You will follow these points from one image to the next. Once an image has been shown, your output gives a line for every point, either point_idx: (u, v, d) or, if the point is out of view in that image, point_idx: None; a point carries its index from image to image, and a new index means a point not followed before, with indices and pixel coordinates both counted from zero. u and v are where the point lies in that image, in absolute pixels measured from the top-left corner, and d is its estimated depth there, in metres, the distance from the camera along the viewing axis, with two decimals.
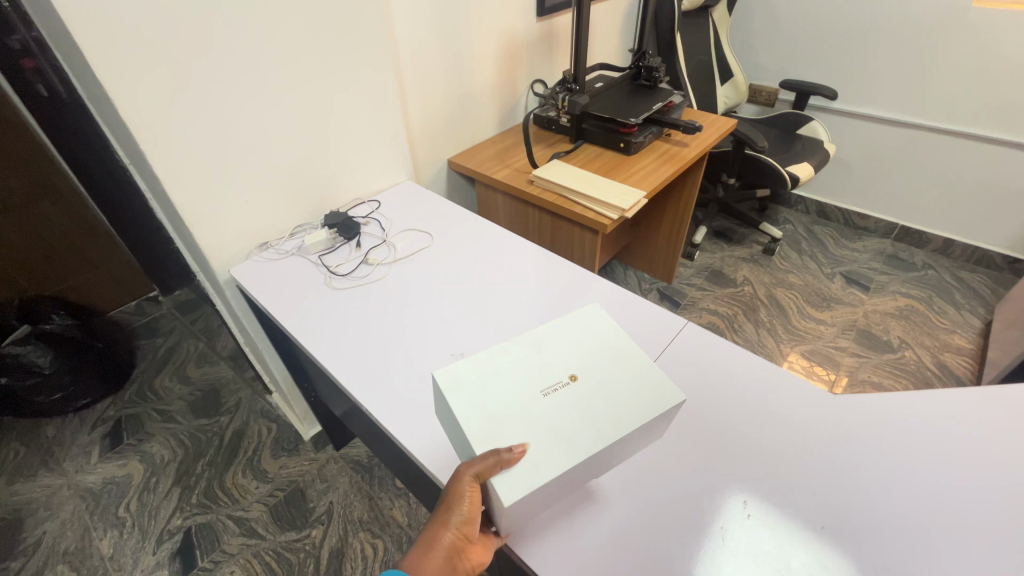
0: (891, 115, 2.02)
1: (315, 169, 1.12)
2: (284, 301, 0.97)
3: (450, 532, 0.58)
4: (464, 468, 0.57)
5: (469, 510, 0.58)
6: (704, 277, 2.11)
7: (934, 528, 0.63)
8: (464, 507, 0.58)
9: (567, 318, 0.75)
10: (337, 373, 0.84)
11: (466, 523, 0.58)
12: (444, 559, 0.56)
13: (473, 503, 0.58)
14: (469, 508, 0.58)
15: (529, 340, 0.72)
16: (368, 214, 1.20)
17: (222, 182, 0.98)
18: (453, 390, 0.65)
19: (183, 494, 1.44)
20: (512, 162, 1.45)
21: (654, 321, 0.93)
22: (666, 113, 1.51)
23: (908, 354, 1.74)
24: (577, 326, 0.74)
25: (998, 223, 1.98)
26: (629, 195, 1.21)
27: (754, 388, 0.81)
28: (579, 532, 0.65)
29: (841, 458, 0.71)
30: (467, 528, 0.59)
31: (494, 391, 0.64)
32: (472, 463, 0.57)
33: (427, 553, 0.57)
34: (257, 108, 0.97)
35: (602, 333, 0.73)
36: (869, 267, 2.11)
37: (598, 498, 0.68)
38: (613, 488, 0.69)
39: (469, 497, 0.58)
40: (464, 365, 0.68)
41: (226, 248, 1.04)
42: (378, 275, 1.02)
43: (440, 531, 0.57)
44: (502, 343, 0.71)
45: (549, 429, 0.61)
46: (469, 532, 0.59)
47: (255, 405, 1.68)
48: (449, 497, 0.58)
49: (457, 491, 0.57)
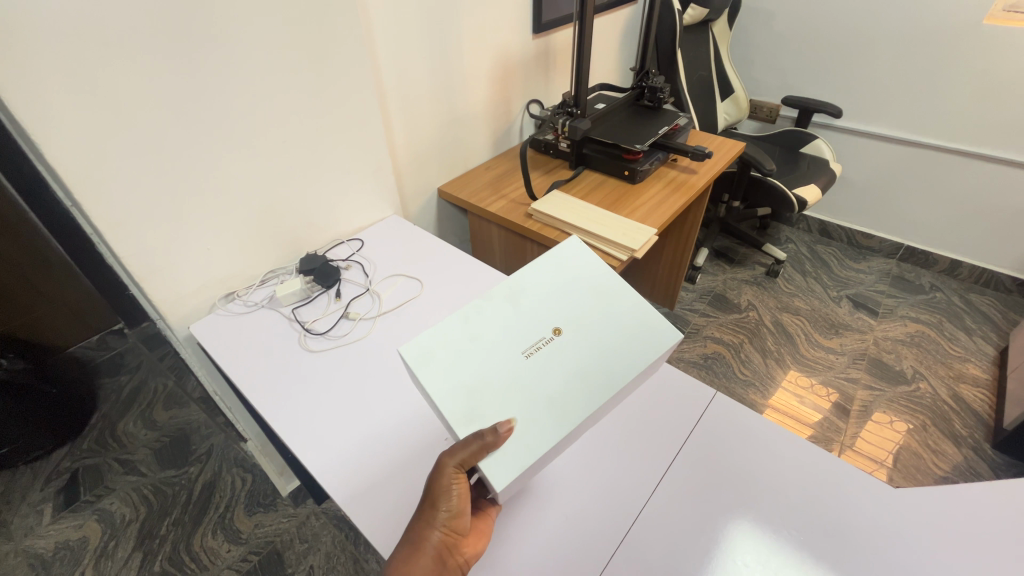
0: (896, 133, 1.95)
1: (289, 209, 1.01)
2: (250, 364, 0.84)
3: (438, 528, 0.56)
4: (446, 460, 0.55)
5: (457, 503, 0.57)
6: (707, 302, 2.02)
7: (942, 534, 0.62)
8: (451, 501, 0.57)
9: (547, 257, 0.73)
10: (305, 454, 0.71)
11: (454, 517, 0.56)
12: (433, 558, 0.54)
13: (460, 494, 0.57)
14: (458, 501, 0.57)
15: (506, 293, 0.69)
16: (348, 257, 1.08)
17: (179, 229, 0.86)
18: (422, 361, 0.61)
19: (145, 561, 1.29)
20: (508, 192, 1.34)
21: (682, 380, 0.82)
22: (673, 136, 1.41)
23: (923, 387, 1.66)
24: (558, 270, 0.72)
25: (1007, 244, 1.91)
26: (638, 233, 1.11)
27: (801, 472, 0.69)
28: (544, 526, 0.65)
29: (843, 464, 0.69)
30: (457, 522, 0.57)
31: (470, 358, 0.62)
32: (454, 453, 0.55)
33: (413, 554, 0.54)
34: (218, 146, 0.85)
35: (583, 275, 0.71)
36: (875, 290, 2.04)
37: (567, 500, 0.68)
38: (592, 494, 0.68)
39: (456, 488, 0.57)
40: (432, 334, 0.64)
41: (183, 302, 0.92)
42: (360, 333, 0.90)
43: (426, 530, 0.56)
44: (476, 302, 0.68)
45: (537, 394, 0.59)
46: (457, 526, 0.57)
47: (229, 453, 1.54)
48: (436, 493, 0.57)
49: (444, 483, 0.56)
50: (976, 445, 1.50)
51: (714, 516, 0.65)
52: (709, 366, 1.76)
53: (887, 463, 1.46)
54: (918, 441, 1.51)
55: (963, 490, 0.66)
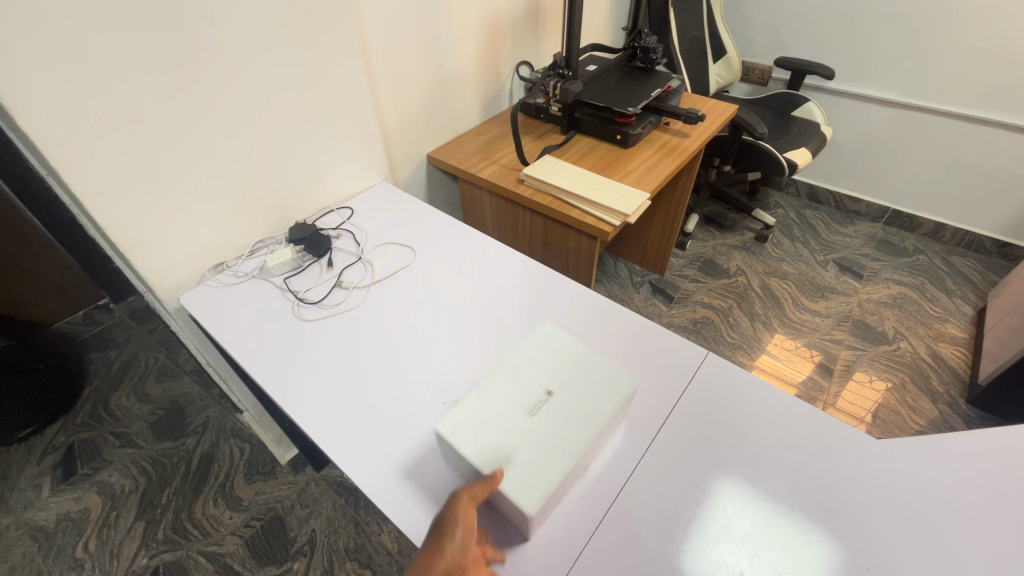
0: (889, 95, 1.94)
1: (276, 176, 0.98)
2: (245, 333, 0.84)
3: (444, 560, 0.52)
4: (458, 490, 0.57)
5: (463, 534, 0.55)
6: (697, 268, 2.04)
7: (920, 484, 0.64)
8: (458, 531, 0.55)
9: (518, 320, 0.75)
10: (306, 425, 0.72)
11: (462, 547, 0.54)
12: None
13: (467, 530, 0.55)
14: (463, 533, 0.55)
15: (497, 372, 0.69)
16: (338, 225, 1.07)
17: (163, 195, 0.83)
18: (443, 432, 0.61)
19: (148, 530, 1.33)
20: (499, 157, 1.32)
21: (676, 342, 0.83)
22: (665, 99, 1.39)
23: (904, 346, 1.72)
24: (533, 342, 0.73)
25: (992, 206, 1.94)
26: (632, 198, 1.11)
27: (787, 426, 0.71)
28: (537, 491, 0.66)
29: (831, 420, 0.71)
30: (463, 555, 0.53)
31: (483, 426, 0.63)
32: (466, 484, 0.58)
33: None
34: (202, 111, 0.82)
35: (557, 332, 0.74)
36: (861, 254, 2.07)
37: None
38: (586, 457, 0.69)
39: (464, 520, 0.56)
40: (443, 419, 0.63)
41: (172, 273, 0.90)
42: (354, 301, 0.89)
43: (434, 556, 0.52)
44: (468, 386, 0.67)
45: None
46: (463, 563, 0.53)
47: (225, 424, 1.55)
48: (443, 523, 0.55)
49: (451, 514, 0.56)
50: (951, 400, 1.56)
51: (705, 476, 0.66)
52: (699, 331, 1.79)
53: (866, 419, 1.52)
54: (897, 398, 1.57)
55: (941, 442, 0.68)
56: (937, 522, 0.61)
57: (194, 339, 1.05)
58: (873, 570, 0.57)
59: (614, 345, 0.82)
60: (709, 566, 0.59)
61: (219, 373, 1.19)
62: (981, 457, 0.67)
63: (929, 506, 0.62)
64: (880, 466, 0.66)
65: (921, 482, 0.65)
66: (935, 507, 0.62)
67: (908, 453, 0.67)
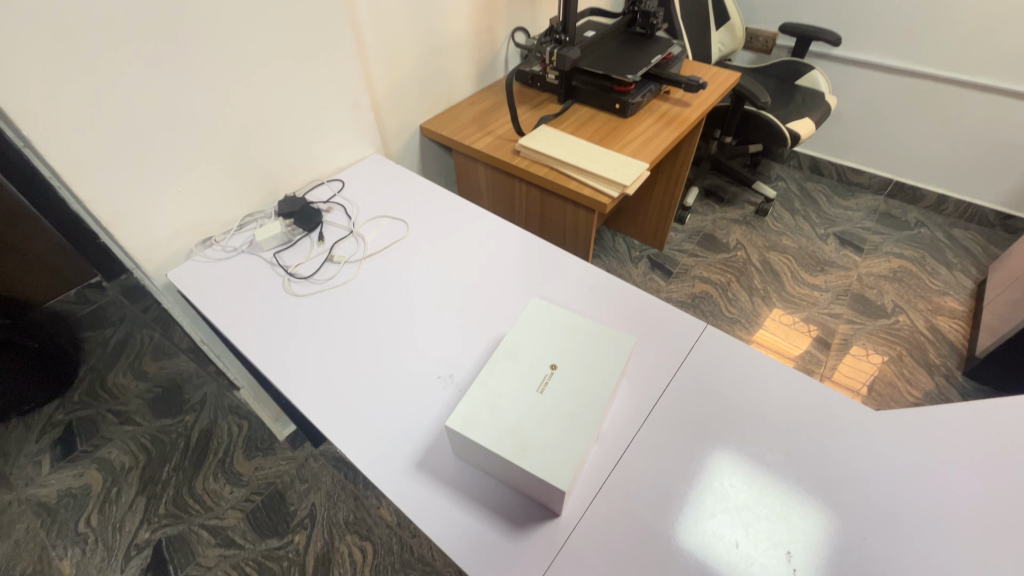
0: (896, 63, 1.88)
1: (263, 148, 0.95)
2: (235, 309, 0.82)
3: None
4: None
5: None
6: (696, 242, 2.01)
7: (917, 455, 0.64)
8: None
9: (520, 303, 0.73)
10: (299, 400, 0.70)
11: None
12: None
13: None
14: None
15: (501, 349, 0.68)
16: (329, 198, 1.04)
17: (145, 166, 0.80)
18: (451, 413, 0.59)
19: (149, 505, 1.32)
20: (494, 128, 1.28)
21: (673, 314, 0.81)
22: (665, 66, 1.35)
23: (902, 320, 1.71)
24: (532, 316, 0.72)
25: (996, 177, 1.91)
26: (630, 169, 1.08)
27: (785, 396, 0.70)
28: None
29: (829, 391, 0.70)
30: None
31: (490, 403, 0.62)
32: None
33: None
34: (182, 77, 0.78)
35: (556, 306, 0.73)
36: (862, 227, 2.05)
37: None
38: None
39: None
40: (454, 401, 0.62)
41: (158, 248, 0.88)
42: (346, 276, 0.88)
43: None
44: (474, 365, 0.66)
45: None
46: None
47: (223, 401, 1.54)
48: None
49: None
50: (948, 373, 1.57)
51: (701, 449, 0.65)
52: (697, 306, 1.78)
53: (862, 391, 1.53)
54: (894, 370, 1.58)
55: (941, 414, 0.68)
56: (933, 494, 0.61)
57: (185, 315, 1.03)
58: (867, 541, 0.57)
59: (611, 318, 0.81)
60: (705, 537, 0.58)
61: (213, 350, 1.17)
62: (982, 430, 0.66)
63: (925, 477, 0.62)
64: (878, 439, 0.66)
65: (919, 455, 0.64)
66: (932, 480, 0.62)
67: (906, 426, 0.67)
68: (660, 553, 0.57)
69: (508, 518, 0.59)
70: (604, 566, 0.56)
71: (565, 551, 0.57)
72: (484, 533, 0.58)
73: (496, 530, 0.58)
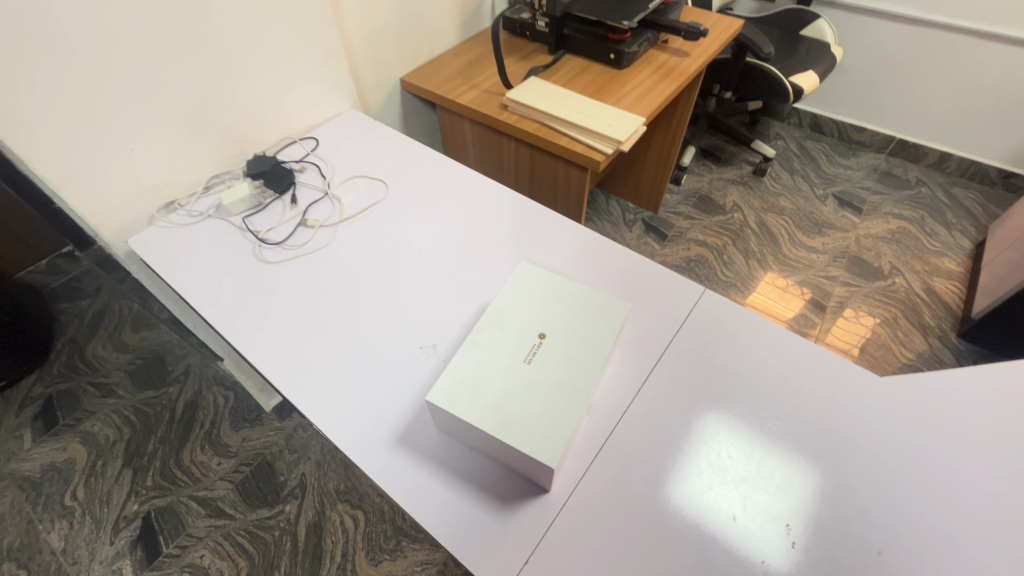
0: (906, 11, 1.78)
1: (226, 103, 0.87)
2: (202, 278, 0.77)
3: None
4: None
5: None
6: (692, 204, 1.96)
7: (924, 422, 0.61)
8: None
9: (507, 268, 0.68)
10: (272, 373, 0.66)
11: None
12: None
13: None
14: None
15: (487, 317, 0.64)
16: (302, 157, 0.97)
17: (90, 123, 0.72)
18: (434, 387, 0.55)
19: (136, 477, 1.31)
20: (480, 81, 1.19)
21: (670, 278, 0.77)
22: (664, 12, 1.25)
23: (899, 281, 1.68)
24: (521, 283, 0.67)
25: (1001, 133, 1.85)
26: (625, 123, 1.01)
27: (788, 364, 0.66)
28: None
29: (833, 357, 0.67)
30: None
31: (475, 375, 0.58)
32: None
33: None
34: (123, 21, 0.69)
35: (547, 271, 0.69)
36: (862, 187, 1.99)
37: None
38: None
39: None
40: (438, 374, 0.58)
41: (116, 213, 0.81)
42: (322, 240, 0.82)
43: None
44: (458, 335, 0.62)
45: None
46: None
47: (207, 371, 1.51)
48: None
49: None
50: (942, 334, 1.55)
51: (699, 417, 0.62)
52: (692, 269, 1.74)
53: (854, 353, 1.52)
54: (887, 332, 1.56)
55: (951, 379, 0.64)
56: (940, 461, 0.58)
57: (154, 285, 0.97)
58: (870, 511, 0.55)
59: (603, 283, 0.76)
60: (702, 509, 0.56)
61: (189, 321, 1.12)
62: (987, 395, 0.63)
63: (931, 444, 0.59)
64: (884, 405, 0.62)
65: (927, 422, 0.61)
66: (939, 446, 0.59)
67: (914, 390, 0.63)
68: (655, 527, 0.54)
69: (495, 495, 0.56)
70: (596, 542, 0.54)
71: (555, 527, 0.54)
72: (470, 511, 0.56)
73: (483, 508, 0.56)
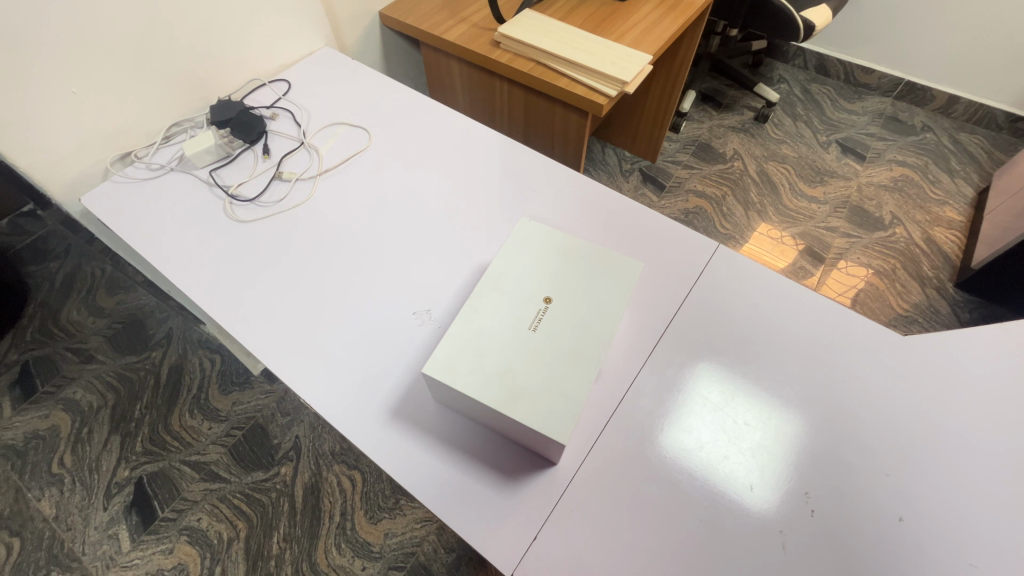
0: None
1: (179, 39, 0.77)
2: (167, 240, 0.69)
3: None
4: None
5: None
6: (691, 152, 1.87)
7: (941, 384, 0.58)
8: None
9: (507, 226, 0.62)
10: (252, 342, 0.61)
11: None
12: None
13: None
14: None
15: (486, 281, 0.58)
16: (273, 103, 0.87)
17: (21, 62, 0.62)
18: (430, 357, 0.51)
19: (125, 443, 1.28)
20: (468, 15, 1.08)
21: (679, 233, 0.71)
22: None
23: (898, 232, 1.65)
24: (522, 242, 0.62)
25: (1014, 75, 1.76)
26: (630, 62, 0.92)
27: (804, 324, 0.63)
28: None
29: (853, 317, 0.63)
30: None
31: (475, 345, 0.53)
32: None
33: None
34: None
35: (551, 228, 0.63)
36: (866, 133, 1.92)
37: None
38: None
39: None
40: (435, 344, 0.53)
41: (65, 167, 0.72)
42: (300, 196, 0.75)
43: None
44: None
45: None
46: None
47: (190, 335, 1.45)
48: None
49: None
50: (939, 286, 1.54)
51: (713, 385, 0.58)
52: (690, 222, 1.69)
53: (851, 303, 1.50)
54: (885, 283, 1.55)
55: (970, 339, 0.61)
56: (958, 423, 0.56)
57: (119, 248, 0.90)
58: (890, 479, 0.53)
59: (608, 239, 0.71)
60: (717, 480, 0.53)
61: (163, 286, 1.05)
62: (1007, 353, 0.60)
63: (948, 408, 0.57)
64: (903, 366, 0.59)
65: (945, 384, 0.58)
66: (957, 410, 0.56)
67: (935, 350, 0.60)
68: (668, 500, 0.52)
69: (497, 470, 0.53)
70: (607, 517, 0.51)
71: (563, 503, 0.52)
72: (472, 488, 0.53)
73: (485, 482, 0.53)
